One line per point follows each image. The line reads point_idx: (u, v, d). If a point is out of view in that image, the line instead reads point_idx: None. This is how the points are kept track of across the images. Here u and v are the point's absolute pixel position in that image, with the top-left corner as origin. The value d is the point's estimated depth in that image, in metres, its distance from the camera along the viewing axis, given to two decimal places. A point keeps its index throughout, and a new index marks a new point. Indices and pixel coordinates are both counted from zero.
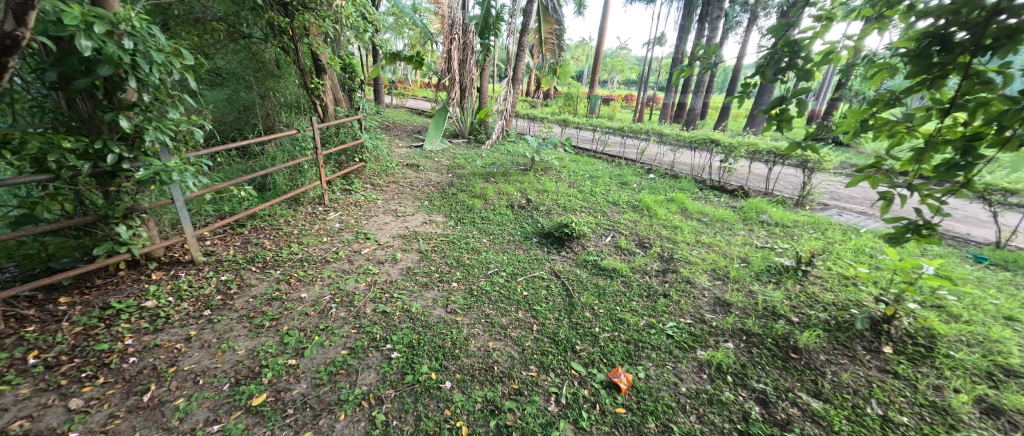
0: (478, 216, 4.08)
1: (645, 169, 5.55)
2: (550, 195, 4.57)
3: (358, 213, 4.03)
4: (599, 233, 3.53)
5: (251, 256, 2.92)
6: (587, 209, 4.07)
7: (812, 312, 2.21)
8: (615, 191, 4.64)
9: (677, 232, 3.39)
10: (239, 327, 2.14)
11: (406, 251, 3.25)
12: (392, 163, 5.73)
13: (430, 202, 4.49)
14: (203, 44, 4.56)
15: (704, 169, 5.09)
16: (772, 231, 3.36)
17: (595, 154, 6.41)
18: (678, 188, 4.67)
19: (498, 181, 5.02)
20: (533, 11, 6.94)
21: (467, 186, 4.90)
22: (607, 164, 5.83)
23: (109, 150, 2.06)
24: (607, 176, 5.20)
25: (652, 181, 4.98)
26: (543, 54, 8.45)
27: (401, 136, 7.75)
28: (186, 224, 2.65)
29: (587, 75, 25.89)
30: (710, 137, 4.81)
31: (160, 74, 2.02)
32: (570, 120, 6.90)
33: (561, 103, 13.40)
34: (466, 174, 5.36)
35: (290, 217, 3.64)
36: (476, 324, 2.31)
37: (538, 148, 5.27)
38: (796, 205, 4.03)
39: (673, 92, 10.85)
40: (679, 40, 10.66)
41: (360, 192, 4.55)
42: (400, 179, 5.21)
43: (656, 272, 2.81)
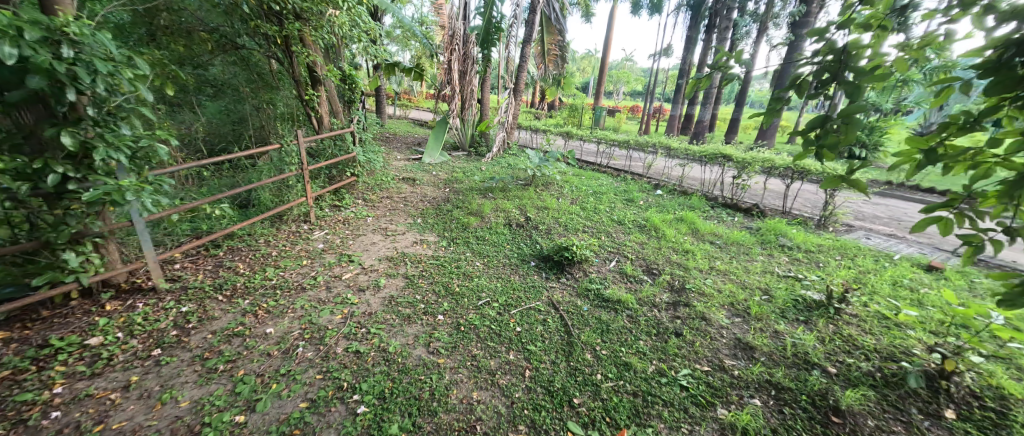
0: (473, 236, 3.82)
1: (652, 184, 5.27)
2: (551, 213, 4.30)
3: (345, 232, 3.79)
4: (603, 256, 3.24)
5: (221, 282, 2.67)
6: (590, 230, 3.79)
7: (851, 361, 1.88)
8: (621, 209, 4.35)
9: (688, 257, 3.08)
10: (187, 372, 1.87)
11: (391, 276, 2.99)
12: (387, 177, 5.52)
13: (423, 220, 4.24)
14: (192, 55, 4.41)
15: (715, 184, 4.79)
16: (794, 257, 3.04)
17: (599, 168, 6.15)
18: (688, 206, 4.36)
19: (497, 197, 4.77)
20: (535, 21, 6.77)
21: (463, 202, 4.66)
22: (612, 179, 5.56)
23: (51, 169, 1.81)
24: (611, 192, 4.92)
25: (660, 197, 4.69)
26: (546, 65, 8.27)
27: (400, 148, 7.57)
28: (146, 249, 2.41)
29: (592, 87, 25.87)
30: (722, 151, 4.52)
31: (108, 86, 1.80)
32: (573, 133, 6.66)
33: (565, 114, 13.23)
34: (464, 189, 5.12)
35: (271, 237, 3.40)
36: (460, 369, 2.02)
37: (539, 163, 5.02)
38: (819, 226, 3.71)
39: (680, 103, 10.61)
40: (686, 51, 10.45)
41: (350, 208, 4.33)
42: (394, 194, 4.99)
43: (666, 305, 2.50)
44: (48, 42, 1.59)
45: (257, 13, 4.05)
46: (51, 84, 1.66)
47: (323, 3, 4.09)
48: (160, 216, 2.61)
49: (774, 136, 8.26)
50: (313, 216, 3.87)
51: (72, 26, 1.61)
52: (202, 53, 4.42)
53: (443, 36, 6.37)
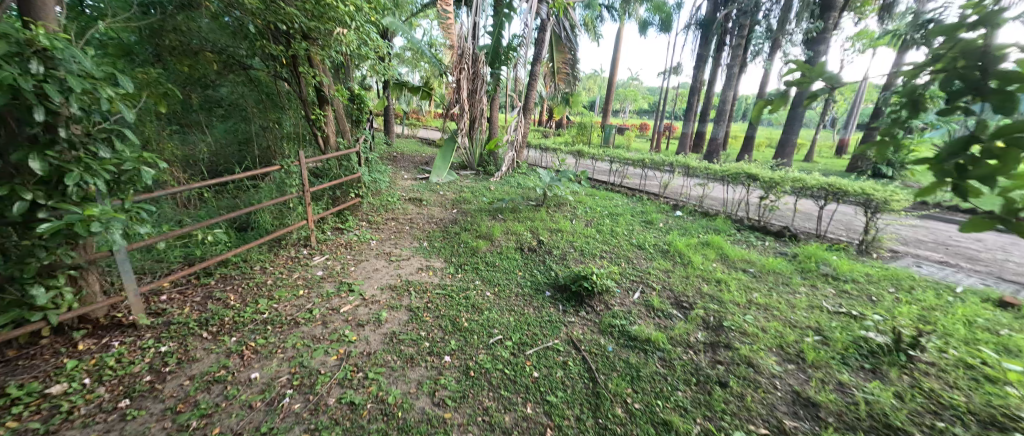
0: (483, 262, 3.56)
1: (670, 204, 5.00)
2: (566, 236, 4.04)
3: (347, 257, 3.57)
4: (625, 286, 2.95)
5: (208, 316, 2.44)
6: (608, 255, 3.52)
7: (942, 426, 1.56)
8: (640, 232, 4.08)
9: (721, 288, 2.78)
10: (155, 431, 1.62)
11: (394, 308, 2.73)
12: (393, 197, 5.34)
13: (430, 243, 4.01)
14: (199, 75, 4.34)
15: (740, 205, 4.50)
16: (841, 289, 2.72)
17: (612, 187, 5.92)
18: (713, 229, 4.07)
19: (507, 219, 4.54)
20: (545, 41, 6.70)
21: (472, 224, 4.43)
22: (627, 199, 5.31)
23: (18, 196, 1.63)
24: (628, 213, 4.66)
25: (680, 219, 4.41)
26: (556, 84, 8.18)
27: (407, 167, 7.45)
28: (127, 282, 2.20)
29: (598, 105, 26.02)
30: (747, 171, 4.25)
31: (83, 105, 1.62)
32: (585, 151, 6.47)
33: (573, 132, 13.14)
34: (472, 210, 4.91)
35: (267, 264, 3.18)
36: (470, 427, 1.73)
37: (551, 183, 4.79)
38: (861, 253, 3.39)
39: (692, 121, 10.44)
40: (696, 68, 10.33)
41: (353, 231, 4.12)
42: (400, 216, 4.79)
43: (704, 347, 2.19)
44: (15, 56, 1.42)
45: (264, 33, 3.98)
46: (18, 103, 1.49)
47: (331, 22, 4.01)
48: (146, 244, 2.39)
49: (793, 154, 7.97)
50: (314, 240, 3.66)
51: (44, 39, 1.45)
52: (209, 73, 4.36)
53: (451, 55, 6.21)
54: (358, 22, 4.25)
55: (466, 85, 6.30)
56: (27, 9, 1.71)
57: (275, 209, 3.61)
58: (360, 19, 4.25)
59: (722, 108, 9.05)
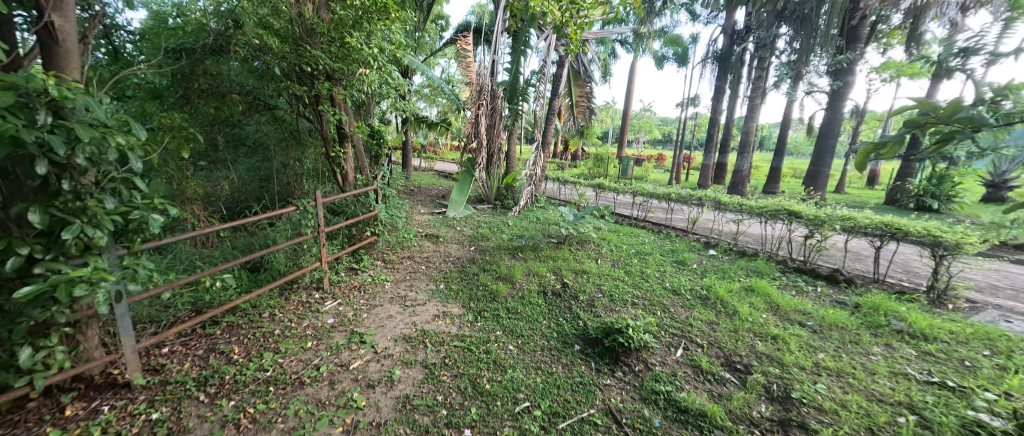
0: (504, 307, 3.30)
1: (702, 242, 4.68)
2: (592, 278, 3.75)
3: (360, 301, 3.36)
4: (666, 341, 2.61)
5: (207, 374, 2.23)
6: (641, 302, 3.21)
7: None
8: (673, 274, 3.76)
9: (779, 346, 2.44)
10: None
11: (408, 364, 2.48)
12: (409, 233, 5.21)
13: (447, 285, 3.79)
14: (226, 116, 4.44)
15: (780, 244, 4.15)
16: (924, 352, 2.34)
17: (637, 222, 5.65)
18: (754, 272, 3.72)
19: (528, 258, 4.30)
20: (563, 76, 6.74)
21: (491, 264, 4.21)
22: (654, 236, 5.02)
23: (12, 251, 1.50)
24: (658, 252, 4.35)
25: (716, 259, 4.08)
26: (574, 117, 8.17)
27: (424, 201, 7.40)
28: (124, 337, 2.03)
29: (612, 136, 26.22)
30: (787, 207, 3.95)
31: (91, 154, 1.53)
32: (606, 185, 6.27)
33: (589, 164, 13.07)
34: (491, 248, 4.70)
35: (277, 310, 3.01)
36: None
37: (575, 221, 4.56)
38: (933, 304, 2.99)
39: (713, 152, 10.23)
40: (715, 100, 10.25)
41: (368, 272, 3.95)
42: (416, 254, 4.62)
43: (772, 426, 1.84)
44: (23, 107, 1.34)
45: (290, 74, 4.07)
46: (18, 154, 1.39)
47: (354, 63, 4.08)
48: (149, 296, 2.22)
49: (826, 186, 7.59)
50: (327, 283, 3.50)
51: (46, 86, 1.36)
52: (235, 114, 4.46)
53: (471, 92, 6.32)
54: (380, 62, 4.33)
55: (484, 120, 6.31)
56: (52, 60, 1.66)
57: (289, 250, 3.49)
58: (382, 59, 4.33)
59: (745, 139, 8.83)
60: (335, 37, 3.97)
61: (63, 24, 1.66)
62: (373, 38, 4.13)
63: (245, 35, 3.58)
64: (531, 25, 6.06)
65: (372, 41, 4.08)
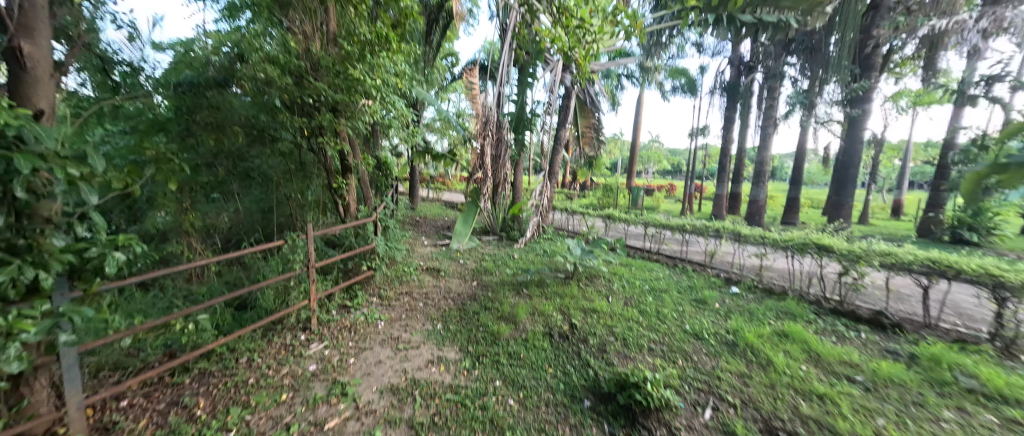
0: (505, 352, 2.98)
1: (722, 278, 4.32)
2: (603, 319, 3.40)
3: (348, 344, 3.08)
4: (691, 398, 2.25)
5: (162, 435, 1.96)
6: (660, 349, 2.85)
7: None
8: (693, 315, 3.39)
9: (829, 409, 2.06)
10: None
11: (392, 423, 2.16)
12: (409, 267, 4.97)
13: (445, 326, 3.49)
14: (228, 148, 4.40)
15: (811, 281, 3.77)
16: (1011, 420, 1.93)
17: (649, 255, 5.31)
18: (786, 314, 3.34)
19: (533, 295, 3.99)
20: (569, 107, 6.69)
21: (493, 301, 3.91)
22: (669, 270, 4.67)
23: None
24: (674, 289, 3.99)
25: (740, 298, 3.71)
26: (582, 147, 8.08)
27: (429, 233, 7.22)
28: (69, 393, 1.79)
29: (620, 167, 26.19)
30: (816, 241, 3.62)
31: (38, 187, 1.37)
32: (615, 216, 6.01)
33: (598, 194, 12.88)
34: (494, 283, 4.41)
35: (256, 355, 2.75)
36: None
37: (584, 255, 4.27)
38: (1005, 356, 2.57)
39: (726, 182, 9.98)
40: (725, 129, 10.13)
41: (361, 310, 3.69)
42: (415, 290, 4.35)
43: None
44: None
45: (293, 107, 4.06)
46: None
47: (357, 94, 4.07)
48: (108, 342, 2.00)
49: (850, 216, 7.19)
50: (315, 323, 3.24)
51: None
52: (238, 146, 4.44)
53: (477, 123, 6.29)
54: (383, 93, 4.32)
55: (490, 151, 6.21)
56: (17, 88, 1.55)
57: (277, 287, 3.28)
58: (385, 91, 4.32)
59: (760, 169, 8.58)
60: (339, 70, 3.99)
61: (32, 51, 1.57)
62: (377, 70, 4.13)
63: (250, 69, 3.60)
64: (537, 58, 6.11)
65: (375, 72, 4.08)
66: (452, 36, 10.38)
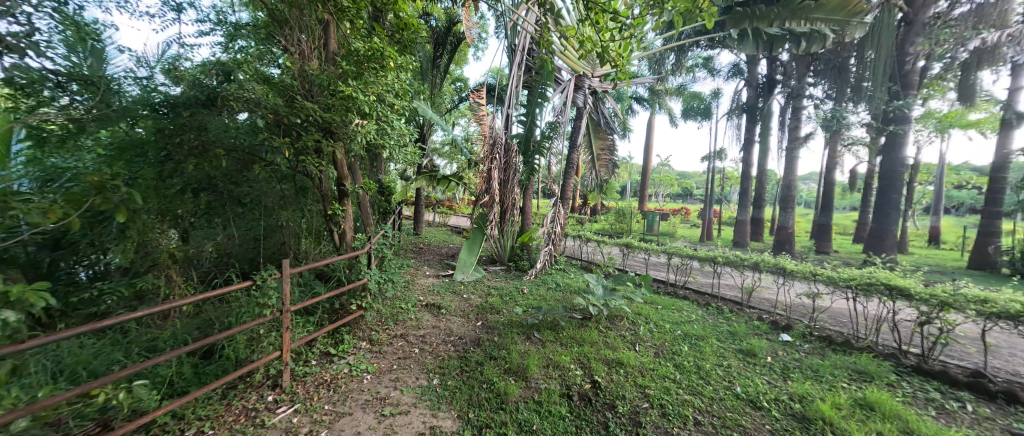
0: (515, 421, 2.41)
1: (766, 321, 3.71)
2: (632, 376, 2.82)
3: (323, 407, 2.57)
4: None
5: None
6: (710, 425, 2.26)
7: None
8: (742, 373, 2.79)
9: None
10: None
11: None
12: (407, 303, 4.46)
13: (442, 380, 2.95)
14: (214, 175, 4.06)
15: (880, 329, 3.15)
16: None
17: (676, 291, 4.72)
18: (857, 373, 2.74)
19: (546, 341, 3.43)
20: (583, 128, 6.29)
21: (500, 348, 3.35)
22: (701, 310, 4.07)
23: None
24: (712, 335, 3.40)
25: (794, 349, 3.11)
26: (595, 171, 7.63)
27: (432, 261, 6.74)
28: None
29: (630, 190, 25.63)
30: (886, 281, 3.04)
31: None
32: (635, 244, 5.46)
33: (610, 219, 12.34)
34: (500, 325, 3.86)
35: (209, 424, 2.29)
36: None
37: (606, 295, 3.69)
38: None
39: (748, 207, 9.39)
40: (744, 152, 9.65)
41: (346, 359, 3.19)
42: (411, 331, 3.82)
43: None
44: None
45: (283, 128, 3.74)
46: None
47: (352, 115, 3.74)
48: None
49: (894, 247, 6.58)
50: (288, 378, 2.76)
51: None
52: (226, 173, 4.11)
53: (484, 146, 5.94)
54: (380, 113, 3.99)
55: (498, 174, 5.78)
56: None
57: (244, 334, 2.82)
58: (383, 111, 4.00)
59: (786, 194, 8.02)
60: (334, 89, 3.69)
61: None
62: (371, 89, 3.81)
63: (237, 89, 3.31)
64: (547, 78, 5.79)
65: (369, 90, 3.75)
66: (460, 60, 10.29)
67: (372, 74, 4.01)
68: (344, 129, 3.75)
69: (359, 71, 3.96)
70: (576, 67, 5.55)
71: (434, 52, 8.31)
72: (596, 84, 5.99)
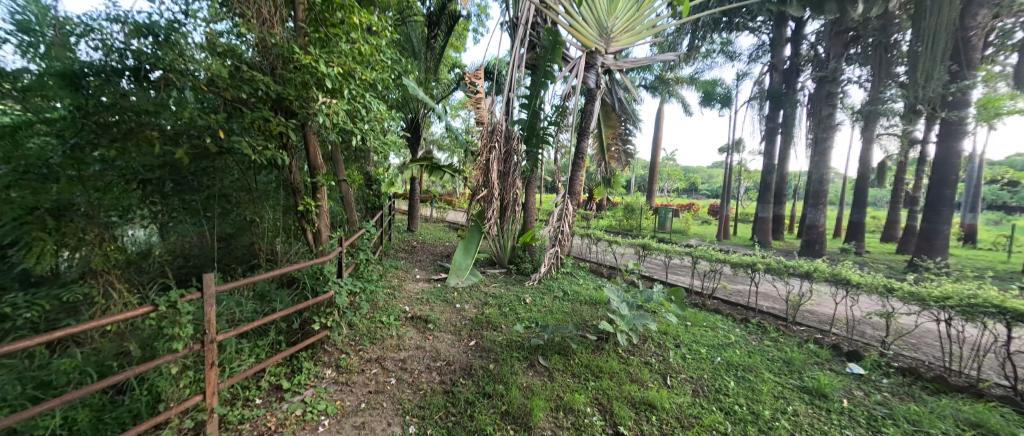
0: None
1: (825, 345, 3.02)
2: (669, 428, 2.14)
3: None
4: None
5: None
6: None
7: None
8: (814, 424, 2.12)
9: None
10: None
11: None
12: (389, 317, 3.78)
13: (420, 427, 2.28)
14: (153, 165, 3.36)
15: (981, 362, 2.46)
16: None
17: (706, 303, 4.02)
18: (970, 427, 2.04)
19: (554, 371, 2.75)
20: (595, 112, 5.51)
21: (496, 382, 2.66)
22: (740, 329, 3.39)
23: None
24: (763, 365, 2.71)
25: (873, 389, 2.43)
26: (606, 163, 6.87)
27: (424, 263, 6.06)
28: None
29: (636, 186, 24.84)
30: (999, 302, 2.32)
31: None
32: (653, 246, 4.76)
33: (618, 215, 11.63)
34: (498, 346, 3.17)
35: None
36: None
37: (634, 317, 2.97)
38: None
39: (770, 204, 8.62)
40: (765, 143, 8.82)
41: (301, 395, 2.52)
42: (389, 354, 3.15)
43: None
44: None
45: (230, 106, 3.04)
46: None
47: (314, 90, 3.00)
48: None
49: (947, 248, 5.87)
50: (215, 430, 2.11)
51: None
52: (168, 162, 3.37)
53: (482, 134, 5.23)
54: (352, 90, 3.24)
55: (498, 166, 5.06)
56: None
57: (160, 370, 2.15)
58: (356, 87, 3.25)
59: (817, 190, 7.24)
60: (291, 56, 2.96)
61: None
62: (337, 58, 3.06)
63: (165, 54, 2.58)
64: (552, 55, 5.04)
65: (333, 60, 3.01)
66: (458, 46, 9.61)
67: (341, 40, 3.24)
68: (303, 107, 3.00)
69: (325, 38, 3.23)
70: (587, 41, 4.81)
71: (427, 34, 7.54)
72: (610, 62, 5.19)
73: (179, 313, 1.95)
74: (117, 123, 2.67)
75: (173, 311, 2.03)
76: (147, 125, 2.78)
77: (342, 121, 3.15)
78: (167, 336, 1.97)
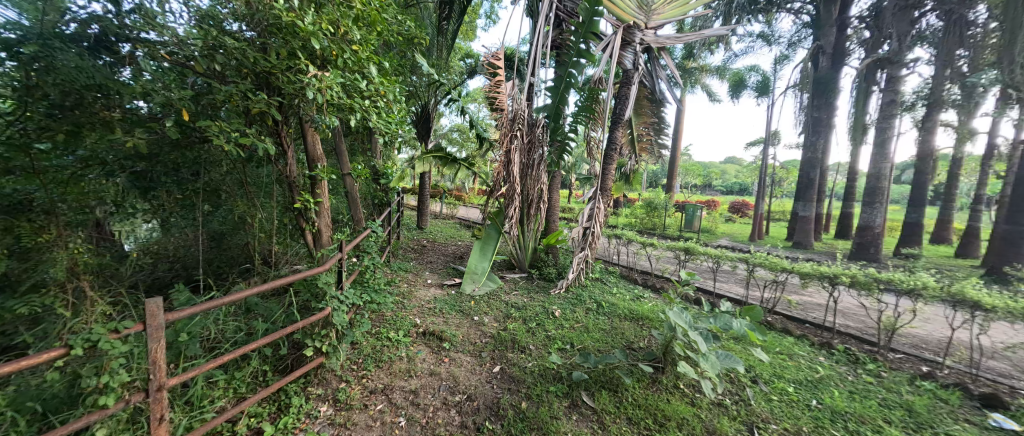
0: None
1: (943, 385, 2.39)
2: None
3: None
4: None
5: None
6: None
7: None
8: None
9: None
10: None
11: None
12: (398, 333, 3.24)
13: None
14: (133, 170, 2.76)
15: None
16: None
17: (770, 321, 3.39)
18: None
19: (603, 417, 2.18)
20: (630, 96, 4.83)
21: (533, 431, 2.09)
22: (822, 356, 2.78)
23: None
24: (880, 416, 2.08)
25: None
26: (636, 156, 6.21)
27: (436, 266, 5.52)
28: None
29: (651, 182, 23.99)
30: None
31: None
32: (700, 251, 4.13)
33: (638, 212, 10.98)
34: (530, 376, 2.60)
35: None
36: None
37: (716, 338, 2.33)
38: None
39: (811, 202, 7.87)
40: (807, 135, 8.01)
41: None
42: (398, 383, 2.60)
43: None
44: None
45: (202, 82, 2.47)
46: None
47: (302, 59, 2.38)
48: None
49: None
50: None
51: None
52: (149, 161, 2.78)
53: (500, 122, 4.65)
54: (351, 62, 2.62)
55: (519, 158, 4.47)
56: None
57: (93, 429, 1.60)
58: (352, 56, 2.57)
59: (872, 187, 6.55)
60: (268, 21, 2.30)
61: None
62: (327, 15, 2.43)
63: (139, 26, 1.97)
64: (584, 29, 4.36)
65: (323, 17, 2.38)
66: (470, 34, 9.04)
67: None
68: (288, 81, 2.35)
69: None
70: (625, 15, 4.29)
71: (439, 15, 6.92)
72: (650, 39, 4.54)
73: (108, 357, 1.40)
74: (78, 105, 1.93)
75: (97, 353, 1.45)
76: (119, 108, 2.09)
77: (336, 100, 2.51)
78: (93, 386, 1.42)
